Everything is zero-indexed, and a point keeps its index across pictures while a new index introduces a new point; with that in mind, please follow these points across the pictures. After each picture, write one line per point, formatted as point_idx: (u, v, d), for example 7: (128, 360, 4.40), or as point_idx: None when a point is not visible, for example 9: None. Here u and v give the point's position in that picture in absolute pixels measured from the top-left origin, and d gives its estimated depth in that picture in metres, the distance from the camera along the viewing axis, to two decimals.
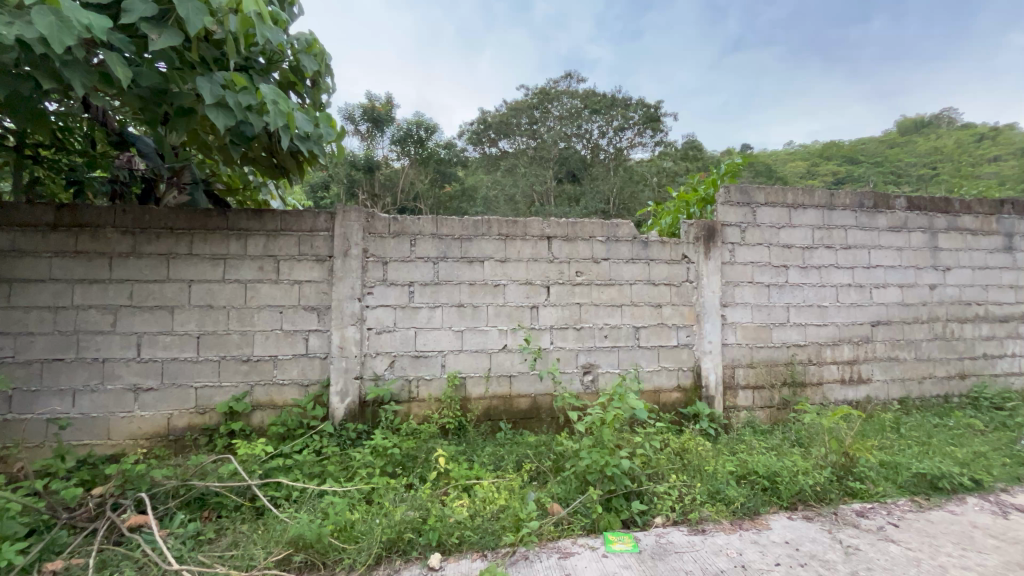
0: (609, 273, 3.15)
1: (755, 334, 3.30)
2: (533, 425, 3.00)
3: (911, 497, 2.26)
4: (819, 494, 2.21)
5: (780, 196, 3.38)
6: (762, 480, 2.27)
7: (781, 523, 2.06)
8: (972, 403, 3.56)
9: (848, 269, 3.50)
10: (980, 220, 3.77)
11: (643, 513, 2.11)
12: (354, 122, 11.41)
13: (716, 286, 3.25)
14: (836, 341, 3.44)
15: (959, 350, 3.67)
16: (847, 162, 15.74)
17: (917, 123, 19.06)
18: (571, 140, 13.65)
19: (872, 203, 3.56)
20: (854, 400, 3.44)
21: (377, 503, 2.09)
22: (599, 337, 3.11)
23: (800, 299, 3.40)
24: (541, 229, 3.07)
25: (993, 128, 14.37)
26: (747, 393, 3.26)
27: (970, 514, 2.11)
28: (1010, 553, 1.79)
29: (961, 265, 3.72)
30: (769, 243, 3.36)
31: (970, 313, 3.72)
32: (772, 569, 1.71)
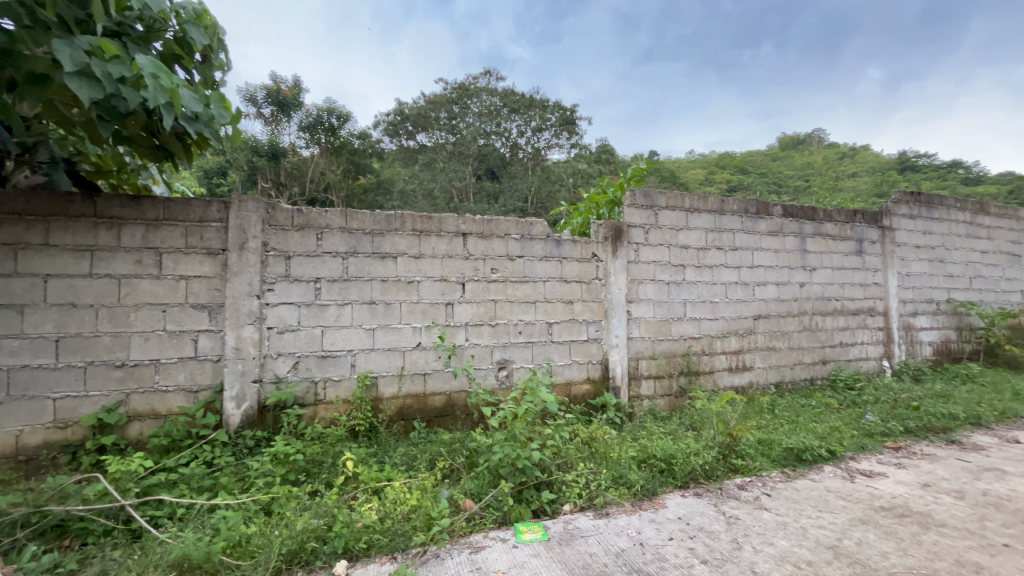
0: (523, 270, 3.22)
1: (656, 329, 3.55)
2: (447, 423, 2.98)
3: (782, 470, 2.57)
4: (707, 472, 2.44)
5: (679, 201, 3.67)
6: (659, 463, 2.46)
7: (675, 501, 2.24)
8: (831, 385, 4.13)
9: (735, 269, 3.89)
10: (838, 227, 4.37)
11: (552, 502, 2.19)
12: (257, 104, 10.51)
13: (622, 283, 3.45)
14: (725, 334, 3.81)
15: (822, 339, 4.23)
16: (738, 171, 17.47)
17: (794, 141, 21.67)
18: (490, 138, 13.72)
19: (755, 210, 3.99)
20: (740, 385, 3.83)
21: (277, 514, 1.96)
22: (513, 333, 3.16)
23: (695, 296, 3.72)
24: (456, 225, 3.06)
25: (852, 149, 16.71)
26: (649, 383, 3.50)
27: (826, 480, 2.45)
28: (855, 510, 2.10)
29: (824, 266, 4.29)
30: (669, 244, 3.63)
31: (830, 307, 4.30)
32: (666, 543, 1.86)
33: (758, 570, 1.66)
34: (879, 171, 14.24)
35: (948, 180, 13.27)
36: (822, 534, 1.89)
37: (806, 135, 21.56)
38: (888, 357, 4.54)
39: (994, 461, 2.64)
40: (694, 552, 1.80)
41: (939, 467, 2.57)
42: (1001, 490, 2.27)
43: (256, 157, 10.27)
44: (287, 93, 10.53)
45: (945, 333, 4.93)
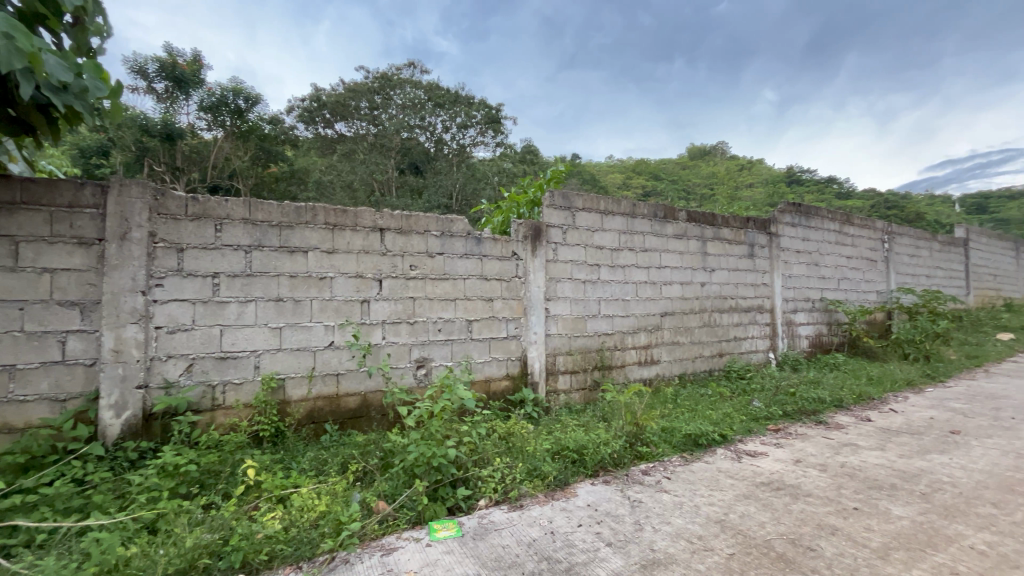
0: (443, 267, 3.20)
1: (572, 325, 3.69)
2: (361, 425, 2.88)
3: (681, 454, 2.79)
4: (615, 460, 2.59)
5: (595, 204, 3.84)
6: (572, 453, 2.57)
7: (585, 489, 2.35)
8: (726, 375, 4.55)
9: (645, 269, 4.15)
10: (734, 233, 4.82)
11: (468, 498, 2.21)
12: (147, 78, 9.42)
13: (541, 281, 3.54)
14: (635, 330, 4.06)
15: (720, 334, 4.65)
16: (651, 177, 18.64)
17: (700, 151, 23.55)
18: (414, 131, 13.41)
19: (663, 215, 4.28)
20: (648, 378, 4.10)
21: (163, 531, 1.78)
22: (432, 331, 3.13)
23: (609, 294, 3.91)
24: (373, 220, 2.96)
25: (749, 162, 18.48)
26: (565, 378, 3.63)
27: (718, 462, 2.70)
28: (739, 487, 2.34)
29: (721, 267, 4.71)
30: (585, 244, 3.79)
31: (726, 304, 4.73)
32: (575, 530, 1.95)
33: (657, 547, 1.80)
34: (771, 183, 15.91)
35: (825, 194, 15.17)
36: (712, 510, 2.09)
37: (711, 147, 23.54)
38: (773, 349, 5.09)
39: (851, 437, 3.07)
40: (600, 536, 1.90)
41: (809, 445, 2.94)
42: (854, 461, 2.65)
43: (146, 137, 9.21)
44: (185, 69, 9.53)
45: (819, 327, 5.63)
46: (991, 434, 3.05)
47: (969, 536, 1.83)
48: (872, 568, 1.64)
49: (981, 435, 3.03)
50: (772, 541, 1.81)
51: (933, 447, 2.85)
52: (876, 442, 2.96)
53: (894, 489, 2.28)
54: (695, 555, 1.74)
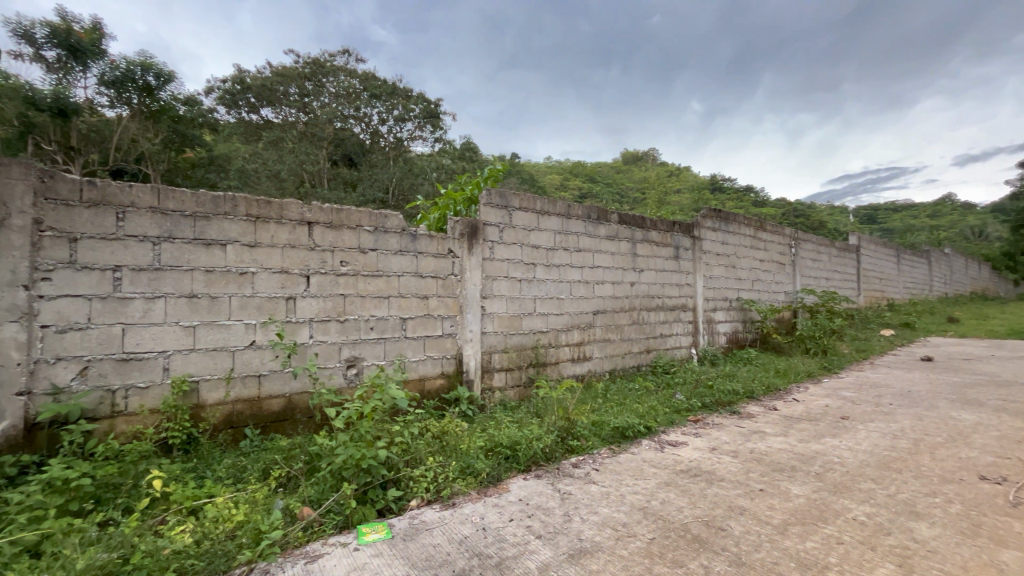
0: (376, 264, 3.11)
1: (508, 323, 3.72)
2: (285, 428, 2.74)
3: (609, 446, 2.91)
4: (546, 454, 2.66)
5: (531, 203, 3.89)
6: (505, 450, 2.61)
7: (517, 484, 2.39)
8: (652, 370, 4.80)
9: (579, 268, 4.28)
10: (661, 235, 5.09)
11: (399, 499, 2.17)
12: (34, 44, 8.35)
13: (477, 280, 3.55)
14: (568, 327, 4.17)
15: (647, 332, 4.89)
16: (587, 179, 19.20)
17: (632, 157, 24.62)
18: (348, 121, 12.89)
19: (596, 216, 4.43)
20: (581, 374, 4.23)
21: (48, 554, 1.59)
22: (363, 329, 3.03)
23: (544, 293, 3.99)
24: (300, 212, 2.82)
25: (677, 170, 19.57)
26: (501, 375, 3.66)
27: (643, 452, 2.84)
28: (662, 474, 2.49)
29: (649, 268, 4.96)
30: (522, 243, 3.84)
31: (654, 303, 4.99)
32: (506, 525, 1.98)
33: (584, 537, 1.87)
34: (696, 190, 16.95)
35: (743, 201, 16.40)
36: (635, 498, 2.20)
37: (643, 153, 24.68)
38: (695, 345, 5.43)
39: (760, 425, 3.36)
40: (531, 529, 1.94)
41: (724, 433, 3.18)
42: (762, 447, 2.90)
43: (32, 110, 8.15)
44: (82, 37, 8.50)
45: (735, 324, 6.08)
46: (873, 418, 3.46)
47: (853, 509, 2.07)
48: (773, 543, 1.81)
49: (865, 420, 3.42)
50: (688, 524, 1.94)
51: (828, 431, 3.19)
52: (780, 429, 3.26)
53: (793, 471, 2.52)
54: (619, 541, 1.82)
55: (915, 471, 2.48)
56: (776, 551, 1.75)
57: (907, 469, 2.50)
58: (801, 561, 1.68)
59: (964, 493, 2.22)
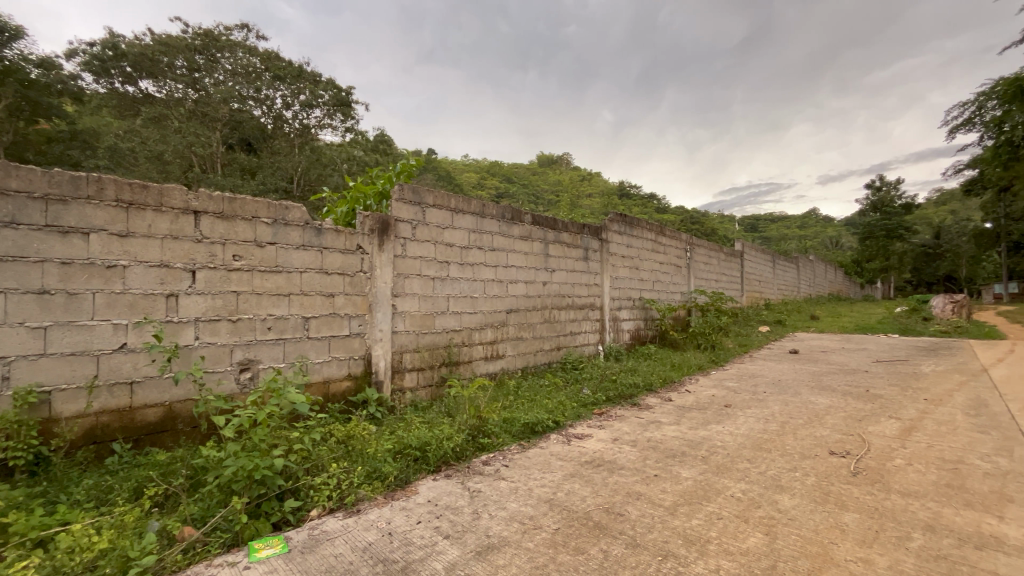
0: (275, 259, 2.89)
1: (420, 322, 3.65)
2: (165, 441, 2.44)
3: (519, 442, 2.98)
4: (457, 453, 2.65)
5: (444, 201, 3.86)
6: (414, 451, 2.55)
7: (426, 486, 2.36)
8: (562, 367, 4.99)
9: (493, 268, 4.32)
10: (572, 237, 5.29)
11: (298, 510, 2.05)
12: None
13: (388, 277, 3.44)
14: (482, 326, 4.19)
15: (558, 330, 5.06)
16: (504, 180, 19.46)
17: (547, 161, 25.41)
18: (247, 103, 11.81)
19: (510, 216, 4.50)
20: (493, 372, 4.27)
21: None
22: (260, 330, 2.80)
23: (457, 291, 3.97)
24: (185, 200, 2.54)
25: (587, 177, 20.57)
26: (412, 375, 3.57)
27: (551, 445, 2.94)
28: (568, 466, 2.59)
29: (561, 268, 5.14)
30: (435, 241, 3.79)
31: (564, 302, 5.18)
32: (414, 527, 1.94)
33: (492, 532, 1.89)
34: (605, 195, 17.94)
35: (647, 208, 17.64)
36: (542, 491, 2.27)
37: (557, 157, 25.58)
38: (601, 341, 5.73)
39: (656, 415, 3.64)
40: (439, 529, 1.93)
41: (625, 424, 3.39)
42: (657, 435, 3.14)
43: None
44: None
45: (637, 322, 6.52)
46: (750, 405, 3.90)
47: (732, 487, 2.31)
48: (665, 523, 1.96)
49: (744, 406, 3.84)
50: (590, 512, 2.05)
51: (714, 418, 3.54)
52: (674, 418, 3.55)
53: (684, 455, 2.75)
54: (525, 534, 1.87)
55: (781, 449, 2.84)
56: (666, 530, 1.90)
57: (775, 449, 2.85)
58: (687, 538, 1.85)
59: (817, 466, 2.58)
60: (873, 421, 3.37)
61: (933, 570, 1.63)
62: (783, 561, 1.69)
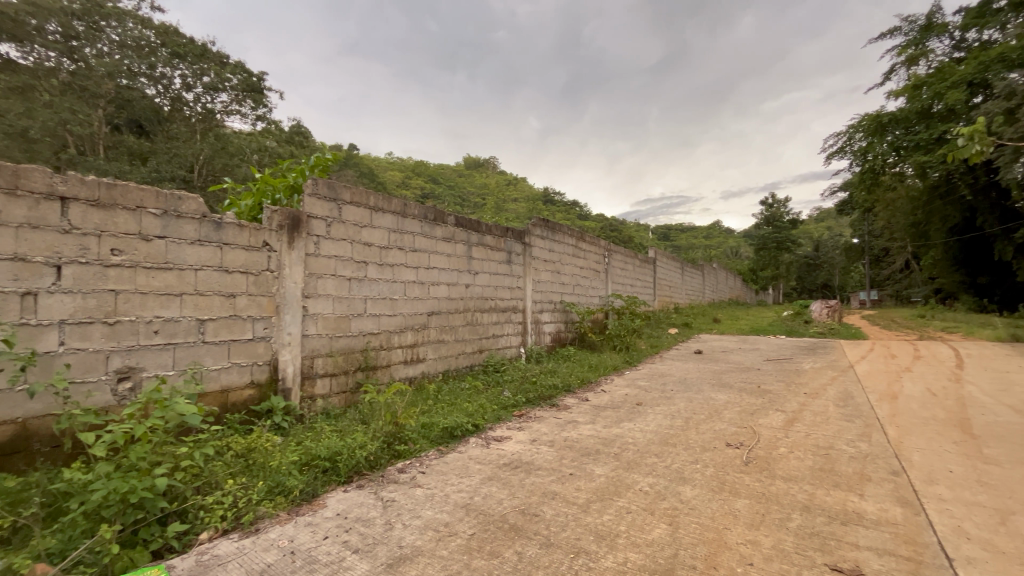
0: (165, 254, 2.59)
1: (334, 325, 3.46)
2: (16, 464, 2.08)
3: (438, 447, 2.92)
4: (370, 462, 2.54)
5: (363, 198, 3.71)
6: (323, 463, 2.42)
7: (336, 498, 2.23)
8: (484, 369, 4.98)
9: (414, 269, 4.21)
10: (495, 240, 5.32)
11: (184, 534, 1.84)
12: None
13: (298, 277, 3.22)
14: (402, 329, 4.06)
15: (480, 332, 5.05)
16: (430, 180, 19.19)
17: (473, 164, 25.53)
18: (139, 80, 10.56)
19: (432, 217, 4.43)
20: (413, 376, 4.16)
21: None
22: (144, 334, 2.49)
23: (375, 293, 3.82)
24: (49, 183, 2.20)
25: (513, 183, 20.92)
26: (324, 382, 3.37)
27: (469, 449, 2.91)
28: (486, 470, 2.58)
29: (484, 270, 5.14)
30: (352, 240, 3.62)
31: (487, 304, 5.19)
32: (320, 544, 1.82)
33: (405, 543, 1.82)
34: (531, 201, 18.35)
35: (570, 214, 18.30)
36: (459, 497, 2.23)
37: (484, 161, 25.79)
38: (523, 344, 5.81)
39: (573, 415, 3.75)
40: (347, 544, 1.82)
41: (543, 425, 3.46)
42: (573, 435, 3.23)
43: None
44: None
45: (558, 325, 6.71)
46: (659, 403, 4.15)
47: (640, 481, 2.43)
48: (578, 521, 2.01)
49: (654, 404, 4.08)
50: (506, 514, 2.05)
51: (626, 416, 3.72)
52: (590, 418, 3.68)
53: (598, 453, 2.85)
54: (440, 542, 1.83)
55: (685, 443, 3.04)
56: (579, 527, 1.95)
57: (680, 443, 3.05)
58: (598, 534, 1.91)
59: (716, 457, 2.79)
60: (763, 414, 3.72)
61: (808, 546, 1.82)
62: (683, 550, 1.79)
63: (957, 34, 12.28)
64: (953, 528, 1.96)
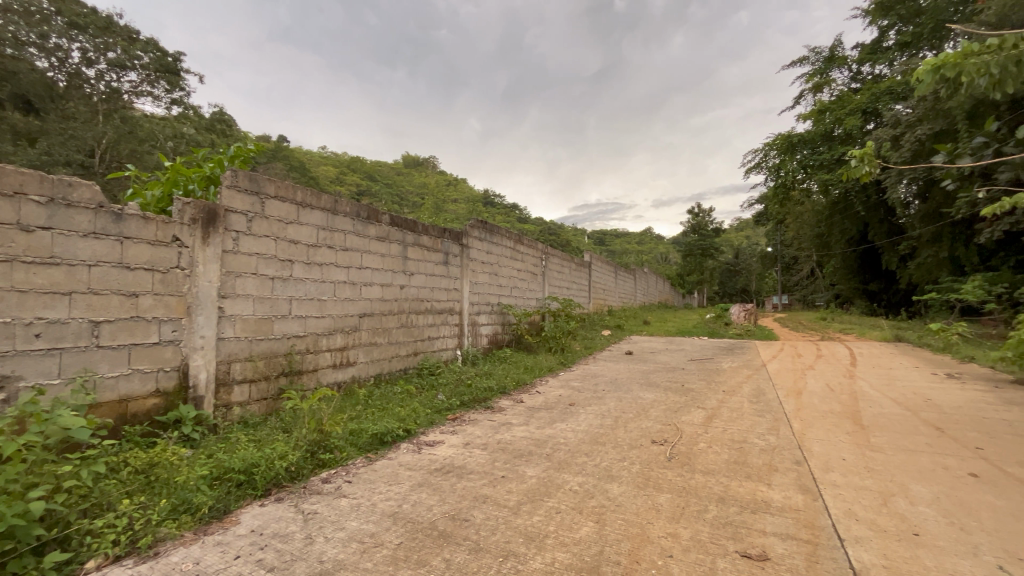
0: (50, 248, 2.30)
1: (255, 327, 3.24)
2: None
3: (366, 454, 2.81)
4: (291, 473, 2.40)
5: (289, 193, 3.50)
6: (236, 476, 2.25)
7: (251, 514, 2.07)
8: (418, 372, 4.88)
9: (344, 269, 4.03)
10: (432, 240, 5.23)
11: (64, 565, 1.62)
12: None
13: (213, 275, 2.97)
14: (330, 331, 3.88)
15: (415, 335, 4.94)
16: (367, 177, 18.60)
17: (413, 163, 25.04)
18: (27, 51, 9.45)
19: (365, 215, 4.27)
20: (342, 381, 3.98)
21: None
22: (22, 338, 2.19)
23: (301, 293, 3.62)
24: None
25: (453, 184, 20.78)
26: (242, 388, 3.14)
27: (400, 456, 2.83)
28: (416, 476, 2.52)
29: (419, 272, 5.03)
30: (276, 237, 3.41)
31: (423, 306, 5.09)
32: (229, 564, 1.68)
33: (326, 557, 1.73)
34: (471, 203, 18.32)
35: (510, 217, 18.47)
36: (387, 505, 2.16)
37: (424, 160, 25.41)
38: (459, 346, 5.75)
39: (507, 417, 3.76)
40: (261, 562, 1.70)
41: (477, 428, 3.44)
42: (507, 437, 3.23)
43: None
44: None
45: (495, 327, 6.72)
46: (590, 402, 4.27)
47: (570, 481, 2.48)
48: (508, 523, 2.01)
49: (586, 404, 4.19)
50: (436, 521, 2.01)
51: (558, 417, 3.78)
52: (524, 419, 3.70)
53: (530, 455, 2.88)
54: (364, 554, 1.75)
55: (614, 442, 3.15)
56: (509, 530, 1.95)
57: (608, 441, 3.15)
58: (527, 535, 1.92)
59: (641, 454, 2.91)
60: (685, 412, 3.94)
61: (721, 535, 1.94)
62: (609, 546, 1.85)
63: (854, 67, 13.75)
64: (844, 511, 2.17)
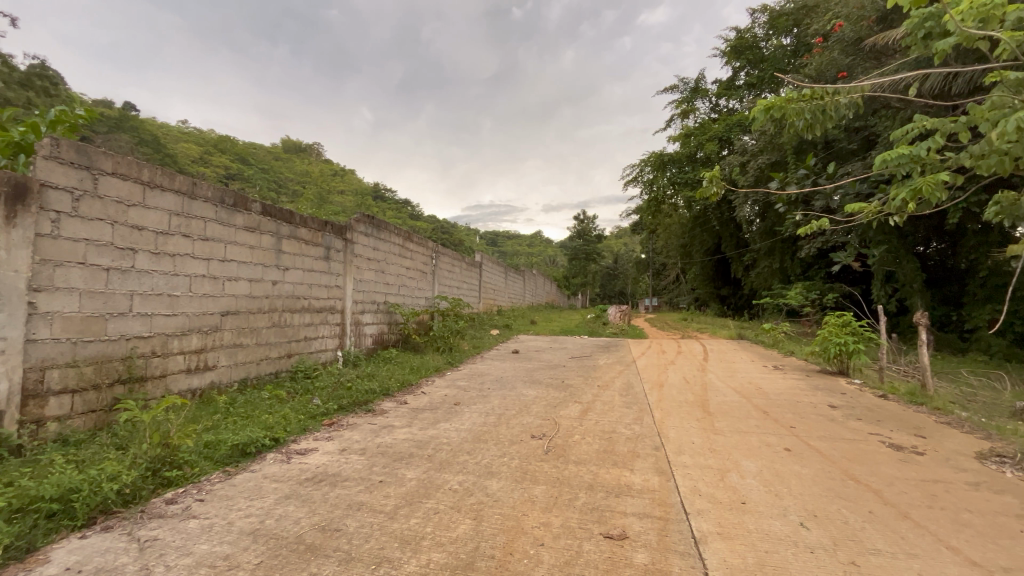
0: None
1: (81, 327, 2.73)
2: None
3: (223, 468, 2.52)
4: (125, 497, 2.06)
5: (132, 171, 3.02)
6: (47, 506, 1.88)
7: (67, 549, 1.74)
8: (292, 376, 4.50)
9: (203, 261, 3.57)
10: (311, 234, 4.86)
11: None
12: None
13: (21, 264, 2.44)
14: (183, 332, 3.41)
15: (289, 335, 4.56)
16: (238, 159, 16.71)
17: (293, 148, 23.07)
18: None
19: (231, 202, 3.84)
20: (197, 388, 3.52)
21: None
22: None
23: (147, 287, 3.14)
24: None
25: (340, 175, 19.61)
26: (62, 400, 2.63)
27: (264, 467, 2.58)
28: (283, 488, 2.32)
29: (295, 267, 4.65)
30: (114, 221, 2.92)
31: (299, 304, 4.70)
32: None
33: None
34: (359, 196, 17.45)
35: (401, 213, 17.95)
36: (246, 523, 1.96)
37: (307, 147, 23.58)
38: (340, 347, 5.43)
39: (390, 419, 3.64)
40: None
41: (355, 432, 3.28)
42: (388, 440, 3.13)
43: None
44: None
45: (380, 326, 6.47)
46: (475, 401, 4.32)
47: (450, 480, 2.48)
48: (383, 529, 1.95)
49: (470, 403, 4.22)
50: (303, 534, 1.88)
51: (442, 417, 3.76)
52: (406, 421, 3.62)
53: (411, 457, 2.82)
54: None
55: (495, 439, 3.22)
56: (384, 536, 1.89)
57: (490, 439, 3.21)
58: (403, 539, 1.88)
59: (521, 449, 3.01)
60: (563, 406, 4.18)
61: (587, 520, 2.09)
62: (485, 541, 1.88)
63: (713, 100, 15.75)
64: (690, 487, 2.47)
